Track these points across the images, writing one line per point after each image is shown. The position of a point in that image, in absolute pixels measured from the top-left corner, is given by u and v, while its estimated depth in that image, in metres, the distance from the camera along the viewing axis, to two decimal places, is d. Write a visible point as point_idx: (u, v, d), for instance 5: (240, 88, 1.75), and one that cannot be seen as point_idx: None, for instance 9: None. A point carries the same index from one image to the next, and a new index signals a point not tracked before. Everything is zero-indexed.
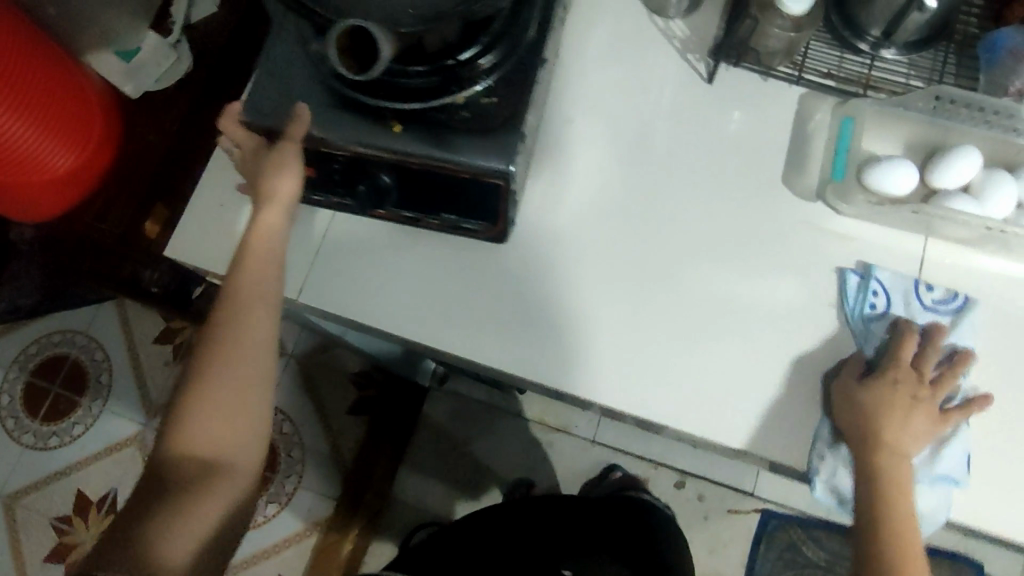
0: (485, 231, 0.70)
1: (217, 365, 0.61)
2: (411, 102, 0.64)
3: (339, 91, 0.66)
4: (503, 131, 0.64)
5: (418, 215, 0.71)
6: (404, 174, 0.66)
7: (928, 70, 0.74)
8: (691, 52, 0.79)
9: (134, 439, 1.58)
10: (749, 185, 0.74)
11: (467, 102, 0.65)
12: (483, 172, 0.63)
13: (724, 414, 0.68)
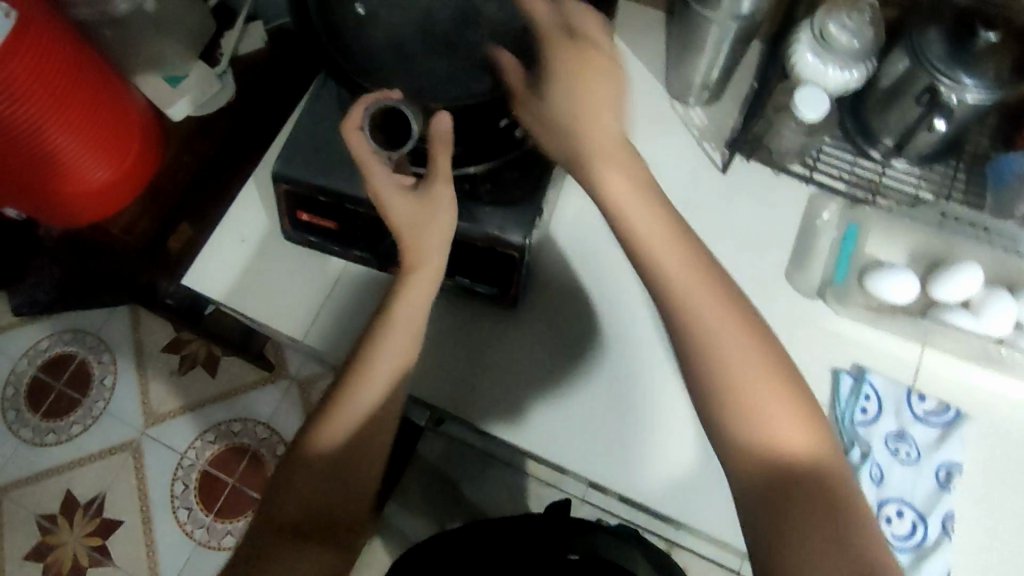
0: (496, 295, 0.73)
1: (361, 385, 0.63)
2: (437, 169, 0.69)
3: None
4: (521, 204, 0.68)
5: None
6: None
7: (937, 185, 0.75)
8: (708, 141, 0.82)
9: (128, 445, 1.59)
10: (752, 276, 0.76)
11: (490, 173, 0.69)
12: (500, 241, 0.67)
13: (704, 503, 0.69)
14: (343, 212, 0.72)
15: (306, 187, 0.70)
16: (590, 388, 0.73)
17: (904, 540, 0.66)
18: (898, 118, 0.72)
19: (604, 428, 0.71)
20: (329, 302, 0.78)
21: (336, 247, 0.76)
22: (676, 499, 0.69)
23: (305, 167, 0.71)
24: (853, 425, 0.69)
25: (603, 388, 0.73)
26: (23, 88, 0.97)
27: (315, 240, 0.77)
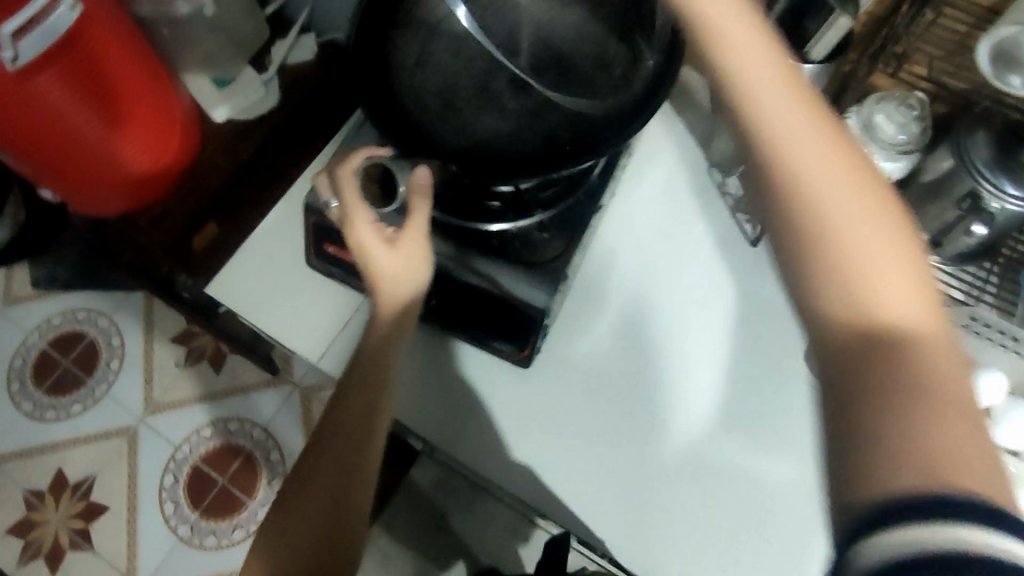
0: (510, 354, 0.71)
1: (357, 369, 0.64)
2: (469, 221, 0.71)
3: None
4: (548, 264, 0.69)
5: (447, 326, 0.73)
6: (446, 283, 0.71)
7: (968, 284, 0.75)
8: (742, 213, 0.81)
9: (124, 432, 1.59)
10: (767, 357, 0.76)
11: (520, 233, 0.70)
12: (520, 300, 0.67)
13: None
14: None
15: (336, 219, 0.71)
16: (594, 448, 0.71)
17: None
18: (937, 216, 0.72)
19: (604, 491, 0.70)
20: (345, 331, 0.78)
21: (359, 280, 0.77)
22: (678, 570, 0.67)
23: None
24: None
25: (606, 449, 0.71)
26: (76, 79, 0.99)
27: (339, 271, 0.77)
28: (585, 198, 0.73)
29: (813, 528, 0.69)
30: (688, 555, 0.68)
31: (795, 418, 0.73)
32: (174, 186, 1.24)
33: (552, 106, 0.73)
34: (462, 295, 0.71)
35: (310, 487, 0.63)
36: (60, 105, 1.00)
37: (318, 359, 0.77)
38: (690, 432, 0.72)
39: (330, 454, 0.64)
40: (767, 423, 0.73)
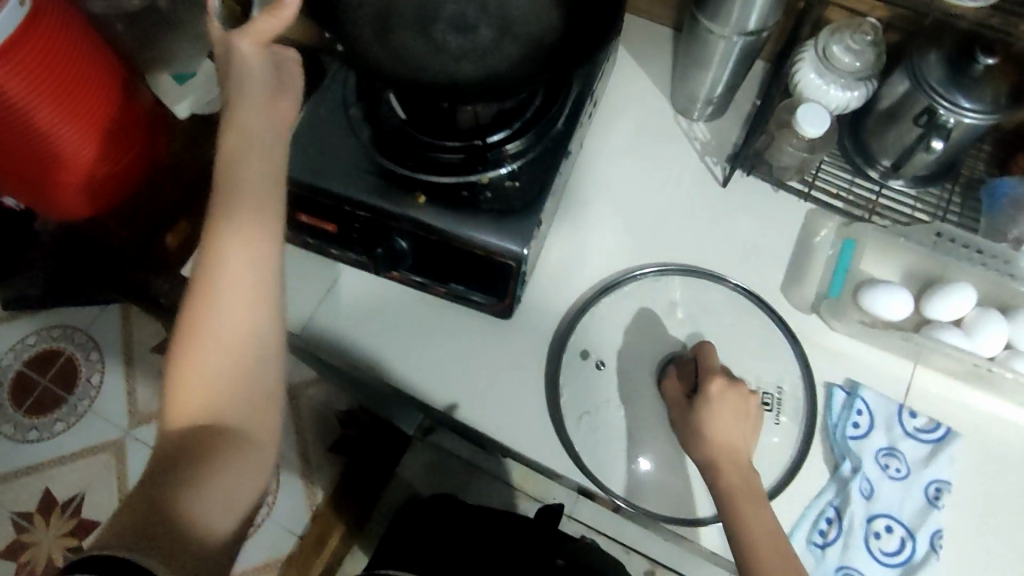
0: (491, 305, 0.72)
1: (204, 331, 0.57)
2: (440, 176, 0.70)
3: (374, 158, 0.71)
4: (521, 213, 0.68)
5: (428, 282, 0.73)
6: (419, 241, 0.69)
7: (932, 207, 0.77)
8: (710, 156, 0.84)
9: (111, 445, 1.57)
10: (749, 286, 0.77)
11: (491, 183, 0.70)
12: (497, 252, 0.67)
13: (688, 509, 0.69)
14: (341, 213, 0.71)
15: (306, 186, 0.70)
16: (588, 391, 0.73)
17: (893, 556, 0.66)
18: (896, 140, 0.74)
19: (599, 429, 0.71)
20: (326, 301, 0.77)
21: (333, 249, 0.75)
22: (668, 500, 0.69)
23: (308, 171, 0.71)
24: (845, 439, 0.70)
25: (598, 390, 0.73)
26: (32, 74, 0.97)
27: (311, 242, 0.76)
28: (556, 143, 0.72)
29: (789, 446, 0.70)
30: (674, 482, 0.70)
31: (778, 340, 0.74)
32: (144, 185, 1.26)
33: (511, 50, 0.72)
34: (437, 253, 0.70)
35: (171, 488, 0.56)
36: (24, 111, 1.00)
37: (300, 329, 0.75)
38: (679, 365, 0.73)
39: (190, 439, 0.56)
40: (748, 342, 0.74)
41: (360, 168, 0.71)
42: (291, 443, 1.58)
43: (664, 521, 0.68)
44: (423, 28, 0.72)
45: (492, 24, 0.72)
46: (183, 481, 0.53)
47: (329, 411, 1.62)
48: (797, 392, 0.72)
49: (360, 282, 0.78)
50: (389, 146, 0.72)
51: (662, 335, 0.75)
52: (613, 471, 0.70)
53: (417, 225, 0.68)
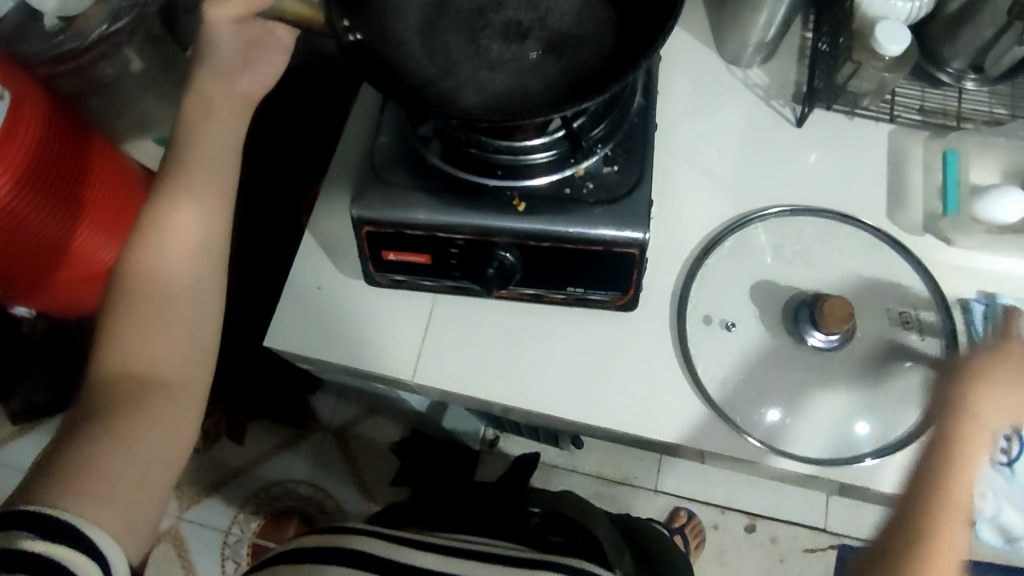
0: (615, 300, 0.71)
1: (145, 275, 0.57)
2: (531, 179, 0.65)
3: (453, 175, 0.66)
4: (628, 198, 0.64)
5: (541, 290, 0.71)
6: (527, 250, 0.66)
7: (1010, 99, 0.77)
8: (774, 98, 0.81)
9: (167, 533, 1.46)
10: (857, 219, 0.74)
11: (589, 173, 0.66)
12: (615, 243, 0.64)
13: (849, 449, 0.68)
14: (435, 242, 0.67)
15: (392, 224, 0.66)
16: (724, 357, 0.71)
17: None
18: (970, 40, 0.74)
19: (749, 395, 0.70)
20: (431, 333, 0.74)
21: (431, 281, 0.73)
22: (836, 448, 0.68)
23: (387, 206, 0.65)
24: None
25: (736, 353, 0.71)
26: (32, 174, 0.92)
27: (403, 278, 0.73)
28: (640, 118, 0.68)
29: (935, 362, 0.69)
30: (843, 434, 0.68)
31: (884, 251, 0.73)
32: None
33: (559, 55, 0.68)
34: (548, 257, 0.67)
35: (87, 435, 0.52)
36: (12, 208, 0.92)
37: (412, 374, 0.73)
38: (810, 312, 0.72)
39: (117, 379, 0.55)
40: (865, 273, 0.72)
41: (443, 193, 0.65)
42: (355, 491, 1.50)
43: (832, 465, 0.67)
44: (470, 49, 0.69)
45: (543, 34, 0.69)
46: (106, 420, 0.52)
47: (383, 445, 1.53)
48: (928, 305, 0.71)
49: (462, 307, 0.75)
50: (464, 162, 0.66)
51: (785, 289, 0.73)
52: (769, 424, 0.69)
53: (521, 233, 0.64)
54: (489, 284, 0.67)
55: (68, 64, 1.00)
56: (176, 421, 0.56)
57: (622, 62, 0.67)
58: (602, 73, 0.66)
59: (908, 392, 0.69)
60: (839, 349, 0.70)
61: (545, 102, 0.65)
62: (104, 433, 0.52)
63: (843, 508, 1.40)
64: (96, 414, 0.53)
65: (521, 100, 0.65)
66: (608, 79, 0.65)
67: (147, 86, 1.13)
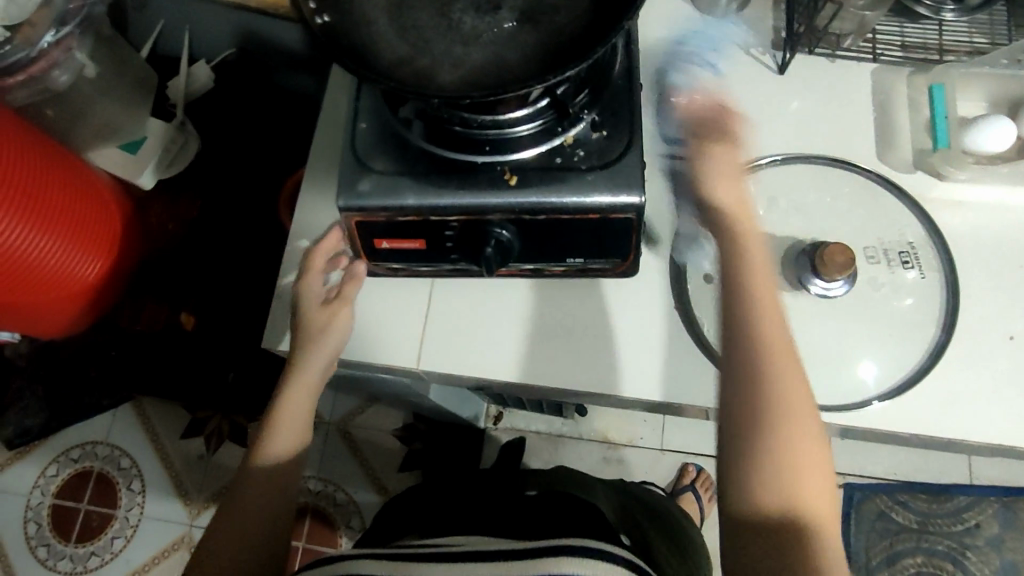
0: (614, 267, 0.71)
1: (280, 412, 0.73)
2: (520, 153, 0.63)
3: (439, 156, 0.65)
4: (620, 163, 0.63)
5: (541, 265, 0.71)
6: (523, 224, 0.65)
7: (988, 27, 0.77)
8: (754, 47, 0.79)
9: (183, 541, 1.48)
10: (846, 160, 0.75)
11: (579, 140, 0.64)
12: (613, 210, 0.63)
13: (856, 392, 0.68)
14: (428, 225, 0.66)
15: (384, 211, 0.64)
16: None
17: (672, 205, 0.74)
18: None
19: None
20: (432, 317, 0.74)
21: (424, 265, 0.72)
22: (843, 392, 0.69)
23: (376, 194, 0.64)
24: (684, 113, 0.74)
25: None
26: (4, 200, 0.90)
27: (400, 265, 0.72)
28: (625, 80, 0.66)
29: (934, 299, 0.70)
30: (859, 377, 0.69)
31: (877, 191, 0.73)
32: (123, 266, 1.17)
33: (536, 23, 0.66)
34: (546, 227, 0.66)
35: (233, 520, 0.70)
36: None
37: (417, 361, 0.72)
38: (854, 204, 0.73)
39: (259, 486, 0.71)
40: (858, 217, 0.72)
41: (433, 175, 0.64)
42: (364, 481, 1.50)
43: (843, 409, 0.68)
44: (442, 26, 0.67)
45: (516, 2, 0.67)
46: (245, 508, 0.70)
47: (386, 434, 1.53)
48: (926, 242, 0.72)
49: (461, 290, 0.74)
50: (447, 141, 0.64)
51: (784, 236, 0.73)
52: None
53: (517, 209, 0.63)
54: (490, 264, 0.66)
55: (18, 76, 0.96)
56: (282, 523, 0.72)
57: (601, 23, 0.65)
58: (585, 37, 0.64)
59: (907, 328, 0.70)
60: (842, 294, 0.70)
61: (527, 73, 0.62)
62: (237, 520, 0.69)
63: (845, 447, 1.43)
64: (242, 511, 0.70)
65: (500, 73, 0.63)
66: (591, 42, 0.63)
67: (107, 91, 1.09)
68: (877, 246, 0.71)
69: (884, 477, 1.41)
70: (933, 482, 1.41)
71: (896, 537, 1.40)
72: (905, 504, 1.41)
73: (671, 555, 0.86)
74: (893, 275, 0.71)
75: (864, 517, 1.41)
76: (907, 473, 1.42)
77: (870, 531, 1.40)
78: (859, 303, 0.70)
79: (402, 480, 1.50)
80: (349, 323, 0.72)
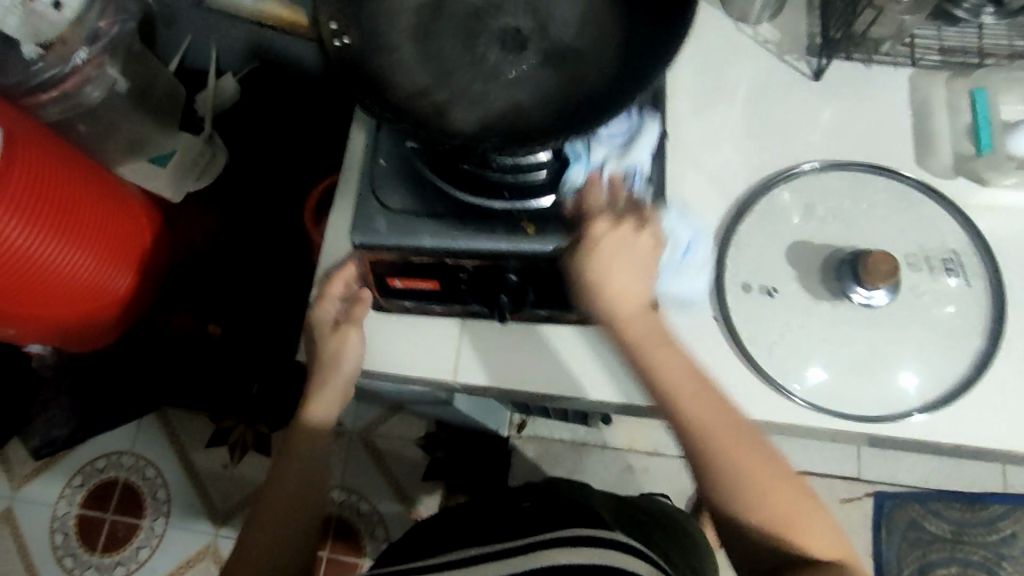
0: None
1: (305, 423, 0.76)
2: (538, 199, 0.64)
3: (454, 200, 0.66)
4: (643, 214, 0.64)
5: (552, 312, 0.71)
6: (538, 269, 0.66)
7: None
8: (788, 54, 0.79)
9: (207, 551, 1.49)
10: (885, 164, 0.74)
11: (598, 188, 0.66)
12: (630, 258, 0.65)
13: (899, 404, 0.67)
14: (444, 268, 0.67)
15: (401, 252, 0.65)
16: (767, 321, 0.70)
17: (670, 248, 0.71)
18: None
19: (796, 359, 0.69)
20: (462, 339, 0.72)
21: (436, 306, 0.72)
22: (885, 403, 0.67)
23: (394, 236, 0.65)
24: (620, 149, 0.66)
25: (779, 317, 0.70)
26: (41, 213, 0.91)
27: (413, 304, 0.72)
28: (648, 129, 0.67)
29: (978, 307, 0.69)
30: (905, 388, 0.67)
31: (917, 198, 0.72)
32: (153, 277, 1.19)
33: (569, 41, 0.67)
34: (558, 276, 0.67)
35: (257, 528, 0.70)
36: (32, 251, 0.92)
37: (453, 376, 0.71)
38: (891, 212, 0.72)
39: (282, 498, 0.72)
40: (898, 222, 0.71)
41: (451, 218, 0.65)
42: (388, 491, 1.49)
43: (887, 420, 0.67)
44: (477, 40, 0.67)
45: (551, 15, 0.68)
46: (269, 517, 0.71)
47: (409, 443, 1.52)
48: (969, 248, 0.70)
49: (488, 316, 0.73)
50: (469, 183, 0.65)
51: (823, 245, 0.72)
52: (815, 383, 0.68)
53: (532, 257, 0.64)
54: (503, 308, 0.67)
55: (53, 91, 0.98)
56: (303, 534, 0.72)
57: (633, 57, 0.66)
58: (614, 80, 0.65)
59: (950, 338, 0.68)
60: (882, 304, 0.69)
61: (551, 120, 0.63)
62: (260, 531, 0.70)
63: (874, 455, 1.41)
64: (267, 521, 0.71)
65: (523, 121, 0.63)
66: (618, 91, 0.63)
67: (136, 106, 1.11)
68: (918, 252, 0.70)
69: (916, 485, 1.39)
70: (966, 490, 1.38)
71: (929, 547, 1.38)
72: (937, 513, 1.38)
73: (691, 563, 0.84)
74: (935, 281, 0.69)
75: (896, 526, 1.38)
76: (939, 482, 1.39)
77: (903, 541, 1.38)
78: (899, 313, 0.69)
79: (426, 489, 1.49)
80: (361, 347, 0.72)
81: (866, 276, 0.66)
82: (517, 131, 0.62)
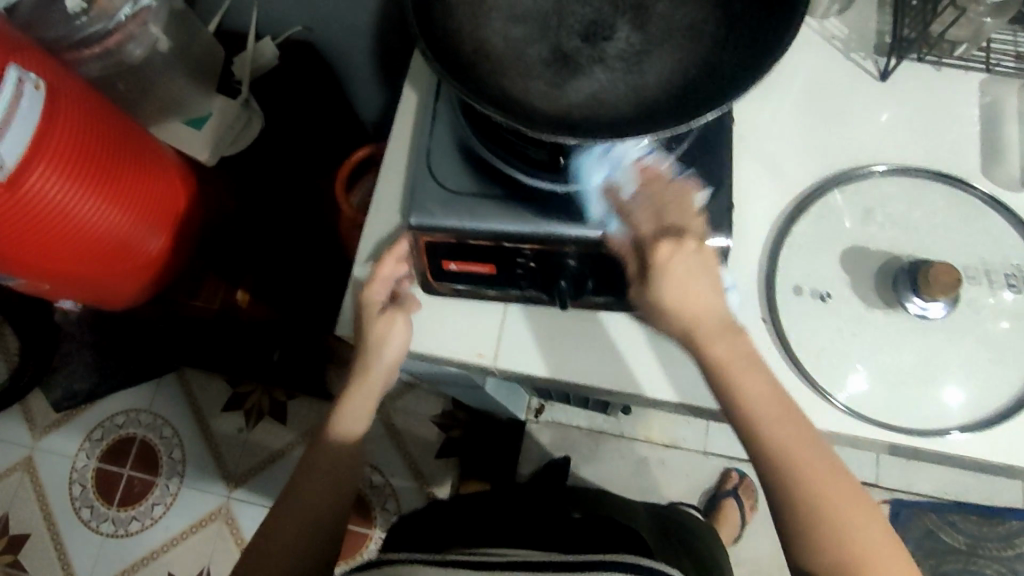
0: None
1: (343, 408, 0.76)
2: (596, 185, 0.63)
3: (512, 180, 0.65)
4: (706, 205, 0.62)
5: (613, 299, 0.68)
6: (597, 258, 0.64)
7: None
8: (855, 51, 0.76)
9: (219, 513, 1.50)
10: (949, 172, 0.71)
11: (659, 178, 0.64)
12: None
13: (943, 420, 0.65)
14: (502, 253, 0.65)
15: (457, 231, 0.64)
16: (818, 326, 0.68)
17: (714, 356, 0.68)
18: None
19: (843, 364, 0.67)
20: (506, 325, 0.71)
21: (491, 290, 0.70)
22: (935, 417, 0.66)
23: (450, 219, 0.63)
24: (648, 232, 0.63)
25: (830, 325, 0.68)
26: (77, 166, 0.90)
27: (466, 287, 0.70)
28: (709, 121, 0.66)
29: None
30: (957, 403, 0.66)
31: (981, 209, 0.70)
32: (183, 238, 1.18)
33: (643, 13, 0.63)
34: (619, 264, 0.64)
35: (290, 502, 0.71)
36: (68, 206, 0.91)
37: (494, 360, 0.70)
38: (953, 222, 0.70)
39: (317, 476, 0.73)
40: (960, 233, 0.69)
41: (507, 200, 0.64)
42: (402, 466, 1.50)
43: (933, 435, 0.65)
44: (549, 13, 0.63)
45: None
46: (300, 492, 0.72)
47: (425, 419, 1.53)
48: None
49: (536, 312, 0.71)
50: (532, 165, 0.64)
51: (881, 251, 0.70)
52: (860, 393, 0.67)
53: (593, 244, 0.62)
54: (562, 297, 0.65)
55: (97, 47, 0.97)
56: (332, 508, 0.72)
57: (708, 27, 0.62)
58: (702, 63, 0.60)
59: (1006, 354, 0.66)
60: (939, 316, 0.67)
61: (626, 109, 0.59)
62: (290, 501, 0.71)
63: (895, 463, 1.39)
64: (297, 492, 0.72)
65: (591, 99, 0.60)
66: (707, 83, 0.59)
67: (180, 65, 1.09)
68: (979, 265, 0.68)
69: (934, 495, 1.38)
70: (984, 503, 1.37)
71: (942, 557, 1.37)
72: (954, 524, 1.37)
73: (686, 561, 0.83)
74: (993, 296, 0.68)
75: (911, 534, 1.37)
76: (957, 493, 1.38)
77: (917, 549, 1.37)
78: (954, 327, 0.67)
79: (441, 467, 1.49)
80: (408, 332, 0.71)
81: (927, 282, 0.64)
82: (591, 121, 0.58)
